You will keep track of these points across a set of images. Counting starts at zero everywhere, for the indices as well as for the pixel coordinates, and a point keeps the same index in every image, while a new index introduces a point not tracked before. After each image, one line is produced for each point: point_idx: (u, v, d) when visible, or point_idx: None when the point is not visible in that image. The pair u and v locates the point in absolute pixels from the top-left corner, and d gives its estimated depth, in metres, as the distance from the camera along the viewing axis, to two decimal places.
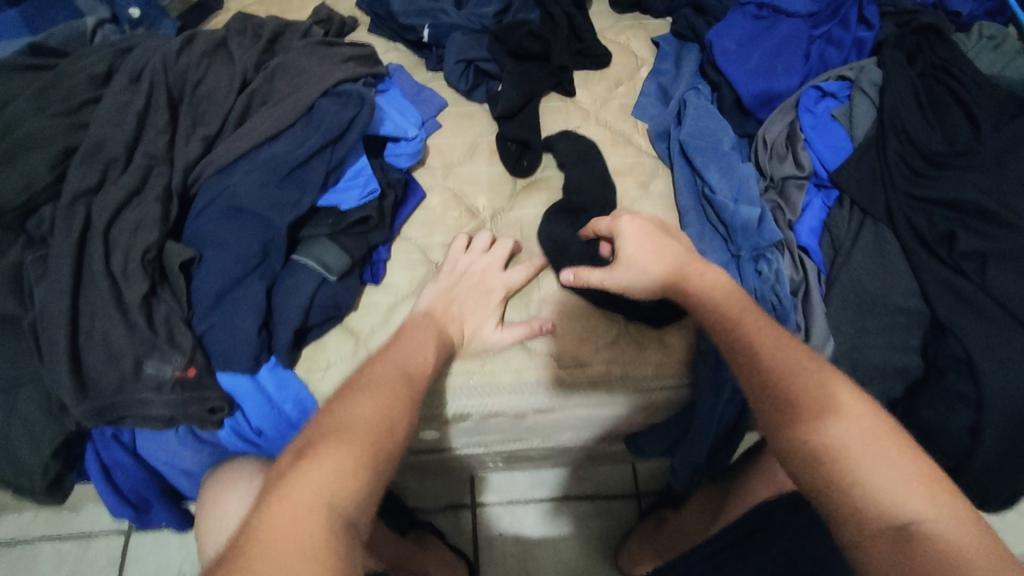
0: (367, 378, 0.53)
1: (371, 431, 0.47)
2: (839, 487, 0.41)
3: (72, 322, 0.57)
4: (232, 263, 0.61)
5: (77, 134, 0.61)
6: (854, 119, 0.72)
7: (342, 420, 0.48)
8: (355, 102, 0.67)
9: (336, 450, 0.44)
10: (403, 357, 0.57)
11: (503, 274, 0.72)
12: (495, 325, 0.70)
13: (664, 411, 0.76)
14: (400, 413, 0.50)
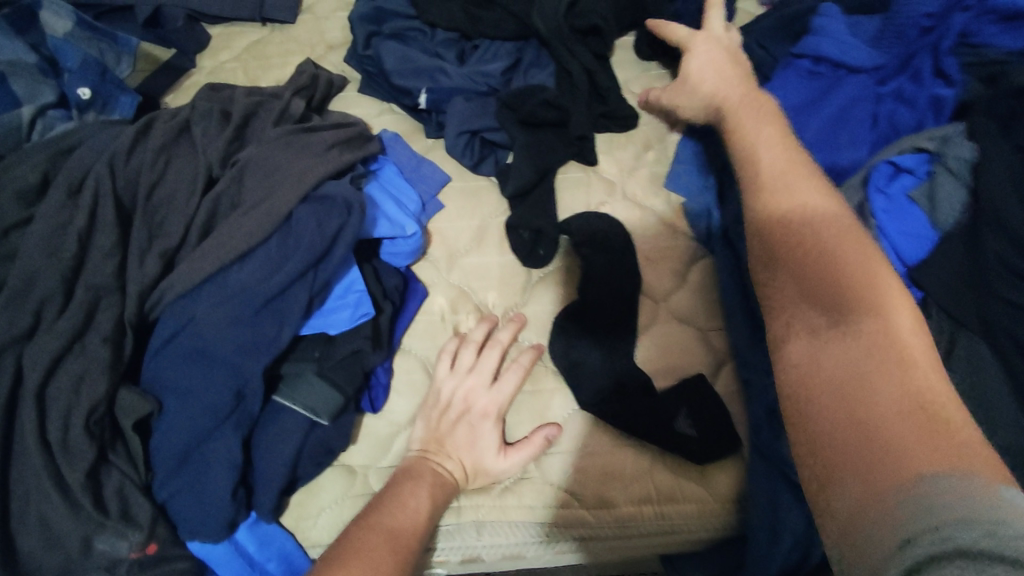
0: (343, 548, 0.46)
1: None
2: (862, 406, 0.39)
3: (3, 503, 0.47)
4: (199, 417, 0.51)
5: (4, 267, 0.52)
6: (936, 203, 0.61)
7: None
8: (341, 208, 0.56)
9: None
10: (386, 518, 0.50)
11: (492, 390, 0.61)
12: (498, 452, 0.59)
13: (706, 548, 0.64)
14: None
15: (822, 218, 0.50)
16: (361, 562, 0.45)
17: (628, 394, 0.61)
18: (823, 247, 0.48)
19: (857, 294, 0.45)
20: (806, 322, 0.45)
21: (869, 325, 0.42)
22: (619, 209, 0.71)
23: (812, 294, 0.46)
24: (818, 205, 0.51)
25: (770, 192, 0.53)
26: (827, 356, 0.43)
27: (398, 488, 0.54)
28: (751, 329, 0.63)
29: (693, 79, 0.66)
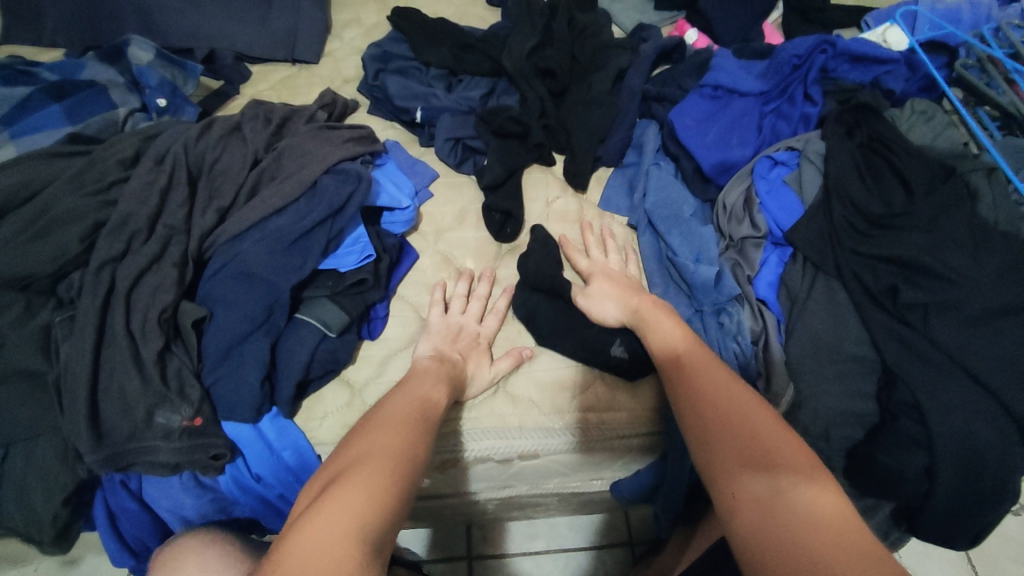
0: (383, 416, 0.58)
1: (392, 465, 0.51)
2: (802, 525, 0.44)
3: (93, 377, 0.63)
4: (241, 321, 0.68)
5: (106, 210, 0.69)
6: (802, 184, 0.80)
7: (367, 453, 0.52)
8: (353, 178, 0.76)
9: (360, 474, 0.49)
10: (417, 399, 0.62)
11: (479, 324, 0.79)
12: (490, 363, 0.76)
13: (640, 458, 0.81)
14: (415, 451, 0.55)
15: (710, 372, 0.60)
16: (397, 430, 0.56)
17: (575, 330, 0.78)
18: (716, 389, 0.57)
19: (746, 421, 0.53)
20: (747, 482, 0.49)
21: (772, 449, 0.50)
22: (570, 202, 0.90)
23: (726, 438, 0.53)
24: (711, 371, 0.60)
25: (688, 366, 0.61)
26: (759, 485, 0.48)
27: (417, 381, 0.66)
28: (667, 285, 0.81)
29: (601, 291, 0.78)
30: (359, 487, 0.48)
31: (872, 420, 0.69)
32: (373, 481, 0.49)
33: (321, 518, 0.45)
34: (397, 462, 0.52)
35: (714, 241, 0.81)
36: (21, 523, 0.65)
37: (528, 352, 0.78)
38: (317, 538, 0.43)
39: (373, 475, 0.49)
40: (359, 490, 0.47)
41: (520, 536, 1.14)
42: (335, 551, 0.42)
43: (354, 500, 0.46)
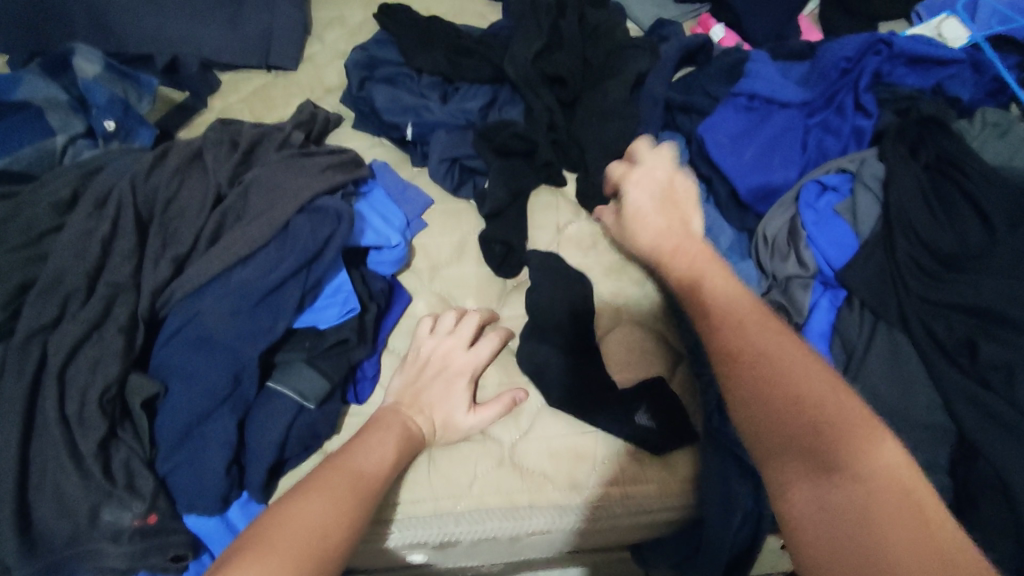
0: (311, 481, 0.52)
1: (302, 540, 0.45)
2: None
3: (22, 474, 0.52)
4: (201, 398, 0.57)
5: (35, 267, 0.58)
6: (857, 215, 0.69)
7: (280, 526, 0.45)
8: (332, 219, 0.65)
9: (258, 565, 0.41)
10: (353, 459, 0.55)
11: (468, 353, 0.69)
12: (467, 408, 0.66)
13: (669, 529, 0.71)
14: (336, 520, 0.48)
15: (779, 351, 0.46)
16: (322, 496, 0.49)
17: (593, 390, 0.68)
18: (791, 381, 0.43)
19: (835, 435, 0.40)
20: (839, 527, 0.37)
21: (872, 479, 0.37)
22: (582, 228, 0.80)
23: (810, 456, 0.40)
24: (778, 350, 0.46)
25: (744, 343, 0.47)
26: (849, 529, 0.36)
27: (366, 437, 0.59)
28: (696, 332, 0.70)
29: (637, 209, 0.64)
30: (255, 567, 0.41)
31: (946, 502, 0.58)
32: (279, 561, 0.42)
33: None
34: (313, 538, 0.45)
35: (754, 280, 0.70)
36: None
37: (521, 394, 0.68)
38: None
39: (278, 554, 0.43)
40: (260, 572, 0.40)
41: None
42: None
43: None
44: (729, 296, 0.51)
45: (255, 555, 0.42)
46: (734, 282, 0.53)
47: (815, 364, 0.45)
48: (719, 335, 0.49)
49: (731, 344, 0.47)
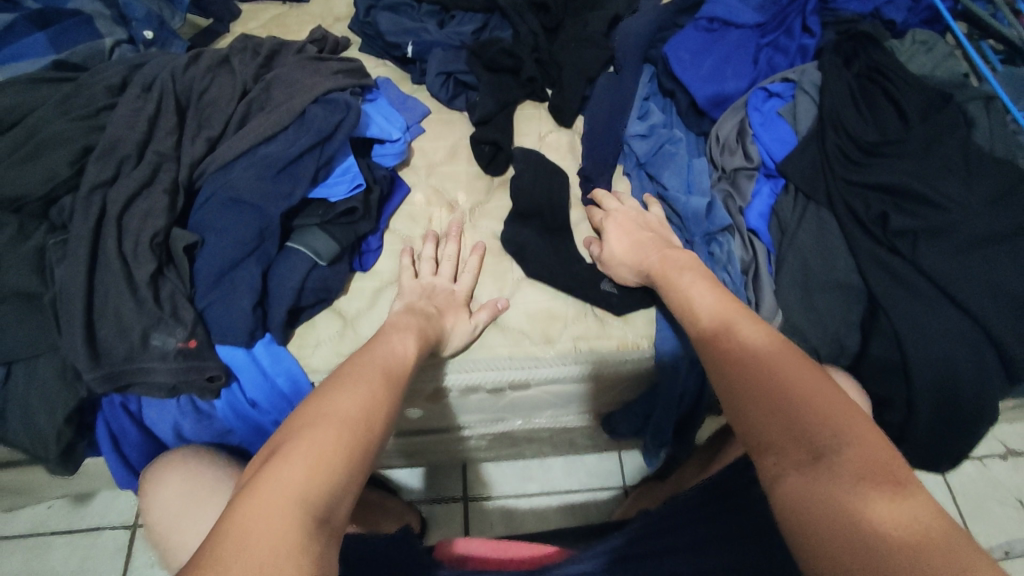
0: (343, 374, 0.53)
1: (347, 428, 0.47)
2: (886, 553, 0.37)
3: (88, 298, 0.64)
4: (232, 247, 0.68)
5: (93, 136, 0.69)
6: (796, 114, 0.79)
7: (321, 416, 0.47)
8: (341, 108, 0.75)
9: (305, 450, 0.44)
10: (376, 356, 0.57)
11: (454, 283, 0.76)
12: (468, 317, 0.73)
13: (632, 390, 0.82)
14: (376, 416, 0.50)
15: (784, 362, 0.50)
16: (360, 388, 0.51)
17: (566, 265, 0.79)
18: (788, 387, 0.48)
19: (820, 433, 0.45)
20: (823, 504, 0.41)
21: (854, 467, 0.42)
22: (561, 136, 0.90)
23: (794, 454, 0.45)
24: (779, 361, 0.51)
25: (756, 352, 0.52)
26: (827, 508, 0.41)
27: (386, 336, 0.62)
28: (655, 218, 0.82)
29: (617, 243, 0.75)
30: (305, 453, 0.44)
31: (853, 351, 0.71)
32: (330, 448, 0.45)
33: (274, 492, 0.41)
34: (356, 428, 0.47)
35: (707, 173, 0.81)
36: (25, 442, 0.67)
37: (502, 301, 0.76)
38: (254, 526, 0.38)
39: (330, 438, 0.45)
40: (305, 454, 0.43)
41: (515, 479, 1.23)
42: (275, 549, 0.37)
43: (307, 472, 0.42)
44: (749, 324, 0.56)
45: (305, 443, 0.44)
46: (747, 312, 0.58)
47: (809, 369, 0.50)
48: (728, 349, 0.54)
49: (736, 359, 0.52)
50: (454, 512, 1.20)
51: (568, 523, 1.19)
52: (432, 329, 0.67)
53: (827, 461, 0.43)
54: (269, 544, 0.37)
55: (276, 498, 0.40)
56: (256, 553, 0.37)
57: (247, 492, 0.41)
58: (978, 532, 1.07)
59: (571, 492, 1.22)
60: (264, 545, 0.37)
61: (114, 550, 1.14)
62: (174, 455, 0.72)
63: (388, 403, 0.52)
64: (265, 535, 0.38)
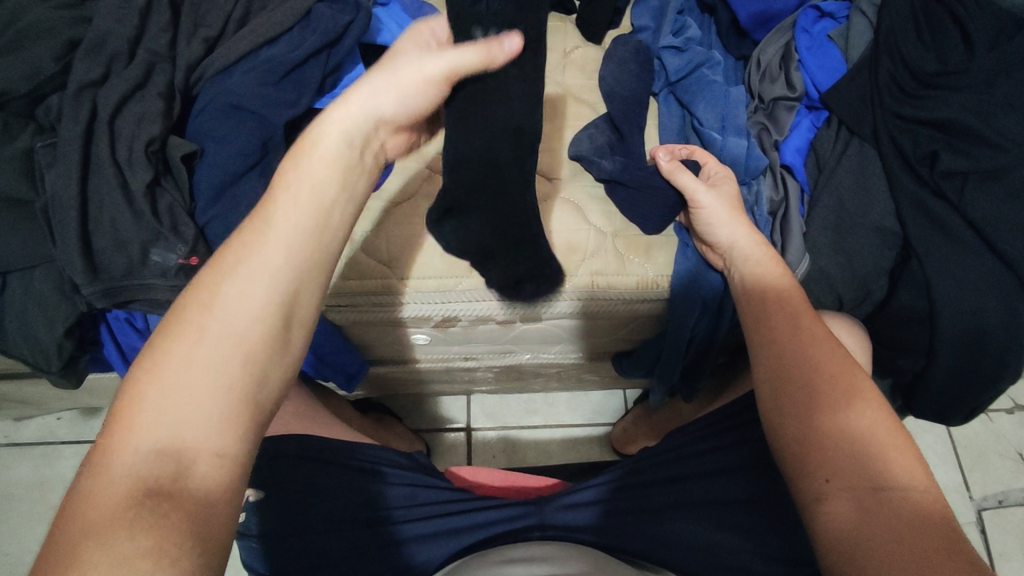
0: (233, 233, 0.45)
1: (226, 337, 0.40)
2: (899, 522, 0.43)
3: (82, 208, 0.60)
4: (232, 158, 0.64)
5: (80, 29, 0.63)
6: (849, 40, 0.73)
7: (191, 324, 0.40)
8: (351, 8, 0.68)
9: (162, 369, 0.38)
10: (275, 201, 0.45)
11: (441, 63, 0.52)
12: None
13: (645, 328, 0.80)
14: (272, 277, 0.42)
15: (811, 330, 0.55)
16: (244, 280, 0.42)
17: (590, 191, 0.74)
18: (815, 357, 0.54)
19: (846, 407, 0.50)
20: (848, 470, 0.47)
21: (866, 443, 0.48)
22: (589, 52, 0.83)
23: (813, 431, 0.50)
24: (806, 331, 0.55)
25: (784, 314, 0.57)
26: (852, 471, 0.47)
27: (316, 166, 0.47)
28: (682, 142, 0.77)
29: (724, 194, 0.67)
30: (161, 377, 0.38)
31: (878, 298, 0.68)
32: (208, 337, 0.40)
33: (144, 391, 0.38)
34: (239, 305, 0.41)
35: (745, 104, 0.75)
36: (26, 352, 0.65)
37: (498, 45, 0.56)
38: (113, 476, 0.35)
39: (187, 356, 0.39)
40: (166, 387, 0.38)
41: (519, 412, 1.24)
42: (124, 503, 0.34)
43: (159, 404, 0.37)
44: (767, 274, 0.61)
45: (161, 365, 0.38)
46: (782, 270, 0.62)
47: (829, 339, 0.55)
48: (757, 300, 0.60)
49: (770, 330, 0.57)
50: (458, 441, 1.22)
51: (569, 457, 1.21)
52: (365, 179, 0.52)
53: (848, 434, 0.49)
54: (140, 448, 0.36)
55: (146, 401, 0.37)
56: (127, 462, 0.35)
57: (116, 403, 0.38)
58: (973, 482, 1.09)
59: (573, 426, 1.23)
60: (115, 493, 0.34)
61: None
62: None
63: (291, 243, 0.44)
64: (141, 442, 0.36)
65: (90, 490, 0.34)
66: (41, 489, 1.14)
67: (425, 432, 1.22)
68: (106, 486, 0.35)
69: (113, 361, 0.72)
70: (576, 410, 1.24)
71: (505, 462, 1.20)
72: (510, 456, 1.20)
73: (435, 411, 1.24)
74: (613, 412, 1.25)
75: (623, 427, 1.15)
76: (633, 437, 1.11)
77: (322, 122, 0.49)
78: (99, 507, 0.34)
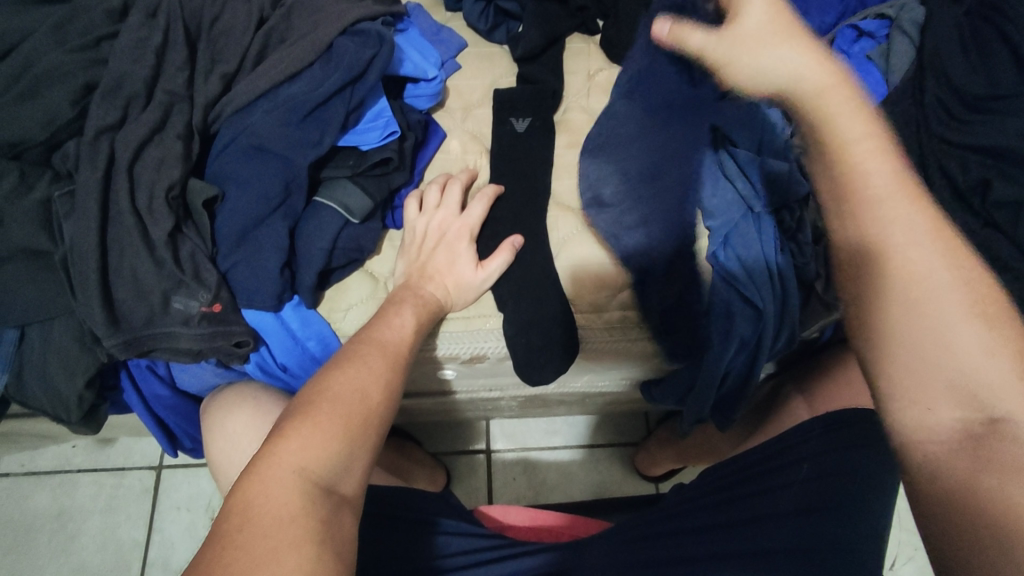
0: (342, 354, 0.57)
1: (342, 406, 0.51)
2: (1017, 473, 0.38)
3: (102, 257, 0.58)
4: (256, 202, 0.62)
5: (96, 70, 0.61)
6: (891, 61, 0.69)
7: (320, 397, 0.51)
8: (373, 41, 0.66)
9: (303, 428, 0.48)
10: (377, 334, 0.59)
11: (462, 217, 0.71)
12: (476, 268, 0.69)
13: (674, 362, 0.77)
14: (381, 382, 0.54)
15: (908, 232, 0.43)
16: (361, 368, 0.55)
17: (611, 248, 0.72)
18: (920, 271, 0.42)
19: (950, 332, 0.41)
20: (966, 407, 0.41)
21: (967, 366, 0.41)
22: (614, 75, 0.81)
23: (920, 373, 0.42)
24: (904, 233, 0.43)
25: (878, 245, 0.43)
26: (971, 401, 0.41)
27: (398, 342, 0.60)
28: None
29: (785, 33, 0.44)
30: (300, 433, 0.48)
31: None
32: (328, 423, 0.49)
33: (265, 462, 0.45)
34: (352, 405, 0.51)
35: None
36: (45, 402, 0.64)
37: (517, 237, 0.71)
38: (262, 503, 0.43)
39: (322, 420, 0.49)
40: (303, 438, 0.47)
41: (540, 433, 1.21)
42: (279, 527, 0.42)
43: (300, 451, 0.46)
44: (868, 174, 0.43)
45: (300, 424, 0.48)
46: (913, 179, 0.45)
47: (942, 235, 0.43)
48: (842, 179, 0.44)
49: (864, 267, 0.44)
50: (478, 464, 1.20)
51: (592, 479, 1.19)
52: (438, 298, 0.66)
53: (964, 358, 0.41)
54: (272, 510, 0.43)
55: (279, 474, 0.45)
56: (261, 521, 0.42)
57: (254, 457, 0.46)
58: None
59: (595, 447, 1.21)
60: (265, 519, 0.42)
61: (141, 491, 1.15)
62: (239, 392, 0.69)
63: (388, 384, 0.55)
64: (269, 506, 0.43)
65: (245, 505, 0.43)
66: (58, 519, 1.13)
67: (444, 456, 1.20)
68: (259, 498, 0.43)
69: (135, 407, 0.71)
70: (597, 431, 1.22)
71: (526, 486, 1.18)
72: (531, 479, 1.18)
73: (453, 434, 1.22)
74: (634, 432, 1.22)
75: (646, 450, 1.12)
76: (657, 460, 1.09)
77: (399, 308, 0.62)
78: (247, 531, 0.41)
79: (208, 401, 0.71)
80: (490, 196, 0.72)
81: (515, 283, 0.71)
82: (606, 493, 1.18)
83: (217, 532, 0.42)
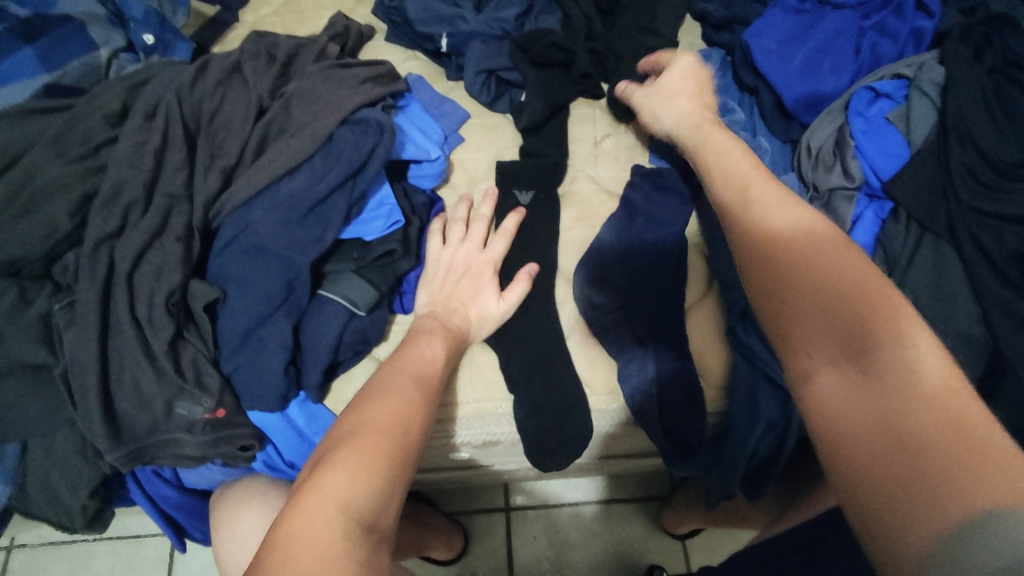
0: (376, 385, 0.57)
1: (384, 436, 0.51)
2: (930, 505, 0.31)
3: (102, 370, 0.57)
4: (258, 302, 0.60)
5: (95, 177, 0.61)
6: (911, 123, 0.67)
7: (361, 427, 0.51)
8: (374, 130, 0.65)
9: (348, 461, 0.48)
10: (409, 363, 0.59)
11: (484, 252, 0.71)
12: (497, 297, 0.68)
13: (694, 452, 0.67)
14: (418, 413, 0.55)
15: (830, 270, 0.41)
16: (395, 398, 0.55)
17: (624, 325, 0.68)
18: (832, 290, 0.40)
19: (861, 371, 0.37)
20: (867, 439, 0.34)
21: (891, 400, 0.35)
22: (622, 140, 0.79)
23: (837, 403, 0.37)
24: (818, 275, 0.41)
25: (773, 253, 0.44)
26: (888, 443, 0.33)
27: (429, 367, 0.60)
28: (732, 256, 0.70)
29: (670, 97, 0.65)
30: (345, 466, 0.47)
31: None
32: (369, 457, 0.49)
33: (310, 500, 0.45)
34: (393, 434, 0.51)
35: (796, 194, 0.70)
36: (49, 513, 0.62)
37: (534, 266, 0.70)
38: (309, 540, 0.42)
39: (364, 453, 0.49)
40: (347, 470, 0.47)
41: (560, 488, 1.17)
42: (324, 566, 0.41)
43: (343, 487, 0.46)
44: (733, 163, 0.53)
45: (344, 455, 0.48)
46: (853, 246, 0.44)
47: (874, 283, 0.40)
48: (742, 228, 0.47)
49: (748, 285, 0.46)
50: (497, 523, 1.16)
51: (615, 536, 1.14)
52: (463, 339, 0.65)
53: (887, 389, 0.35)
54: (316, 551, 0.41)
55: (324, 512, 0.44)
56: (303, 562, 0.41)
57: (297, 495, 0.46)
58: None
59: (617, 502, 1.16)
60: (309, 559, 0.41)
61: (155, 563, 1.13)
62: (247, 488, 0.66)
63: (426, 413, 0.56)
64: (313, 546, 0.42)
65: (288, 544, 0.42)
66: None
67: (461, 517, 1.17)
68: (302, 541, 0.42)
69: (141, 507, 0.68)
70: (618, 485, 1.17)
71: (546, 546, 1.14)
72: (553, 539, 1.14)
73: (471, 493, 1.18)
74: (658, 486, 1.18)
75: (672, 508, 1.08)
76: (682, 518, 1.04)
77: (428, 341, 0.62)
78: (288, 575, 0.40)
79: (217, 496, 0.69)
80: (518, 218, 0.71)
81: (527, 364, 0.68)
82: (631, 549, 1.14)
83: (260, 571, 0.41)
